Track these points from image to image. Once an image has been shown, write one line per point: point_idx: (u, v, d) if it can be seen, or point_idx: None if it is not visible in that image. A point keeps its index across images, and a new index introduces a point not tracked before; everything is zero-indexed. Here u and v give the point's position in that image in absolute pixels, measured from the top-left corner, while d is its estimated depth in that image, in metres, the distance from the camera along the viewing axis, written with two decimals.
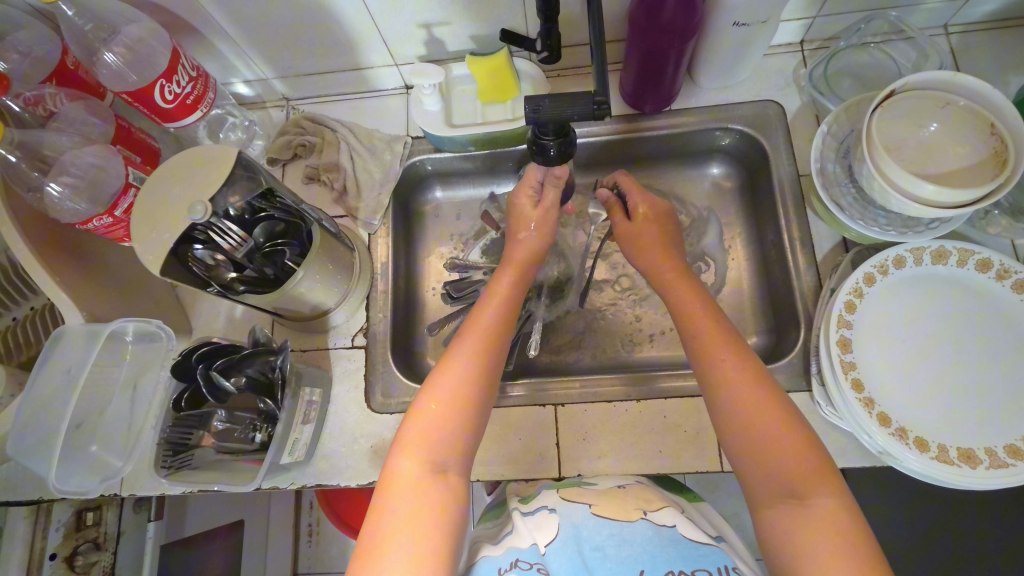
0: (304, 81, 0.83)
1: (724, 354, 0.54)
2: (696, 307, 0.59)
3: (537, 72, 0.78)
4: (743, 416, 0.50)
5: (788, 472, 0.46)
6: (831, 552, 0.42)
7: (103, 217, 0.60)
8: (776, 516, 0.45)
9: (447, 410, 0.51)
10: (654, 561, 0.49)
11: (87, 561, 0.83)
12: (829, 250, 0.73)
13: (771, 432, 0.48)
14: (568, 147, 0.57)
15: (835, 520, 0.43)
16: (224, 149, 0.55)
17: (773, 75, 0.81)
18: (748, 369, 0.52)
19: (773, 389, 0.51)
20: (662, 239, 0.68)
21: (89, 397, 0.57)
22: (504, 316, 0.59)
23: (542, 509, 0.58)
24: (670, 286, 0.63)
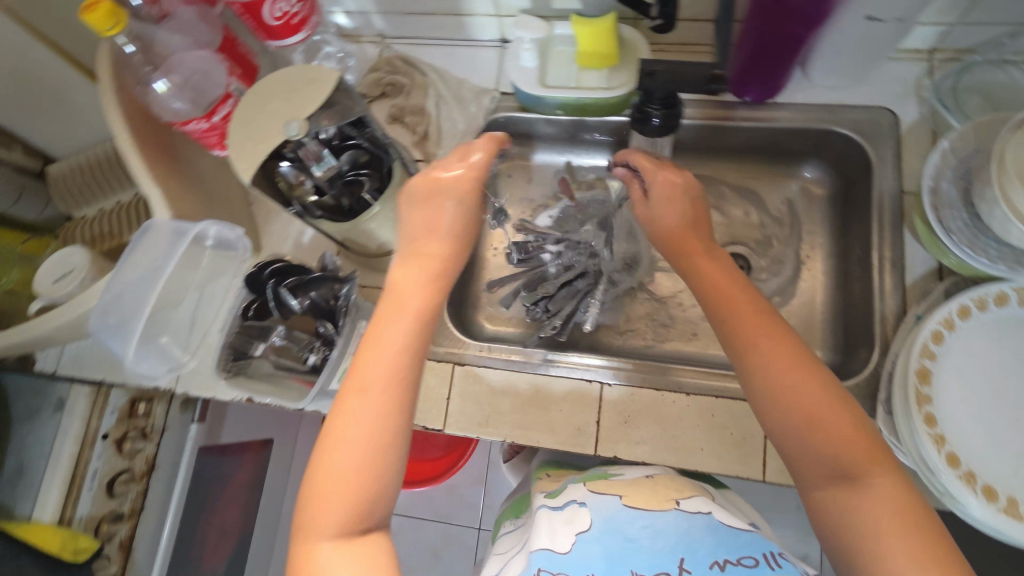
0: (403, 20, 0.83)
1: (759, 337, 0.50)
2: (728, 296, 0.53)
3: (642, 42, 0.74)
4: (787, 404, 0.47)
5: (842, 455, 0.44)
6: (892, 534, 0.41)
7: (201, 121, 0.62)
8: (831, 498, 0.44)
9: (349, 476, 0.43)
10: (694, 553, 0.48)
11: (133, 448, 0.89)
12: (921, 275, 0.68)
13: (819, 417, 0.46)
14: (673, 120, 0.53)
15: (895, 503, 0.42)
16: (328, 71, 0.56)
17: (893, 81, 0.75)
18: (790, 350, 0.49)
19: (819, 371, 0.48)
20: (687, 222, 0.59)
21: (171, 286, 0.60)
22: (407, 351, 0.47)
23: (571, 503, 0.57)
24: (697, 269, 0.56)
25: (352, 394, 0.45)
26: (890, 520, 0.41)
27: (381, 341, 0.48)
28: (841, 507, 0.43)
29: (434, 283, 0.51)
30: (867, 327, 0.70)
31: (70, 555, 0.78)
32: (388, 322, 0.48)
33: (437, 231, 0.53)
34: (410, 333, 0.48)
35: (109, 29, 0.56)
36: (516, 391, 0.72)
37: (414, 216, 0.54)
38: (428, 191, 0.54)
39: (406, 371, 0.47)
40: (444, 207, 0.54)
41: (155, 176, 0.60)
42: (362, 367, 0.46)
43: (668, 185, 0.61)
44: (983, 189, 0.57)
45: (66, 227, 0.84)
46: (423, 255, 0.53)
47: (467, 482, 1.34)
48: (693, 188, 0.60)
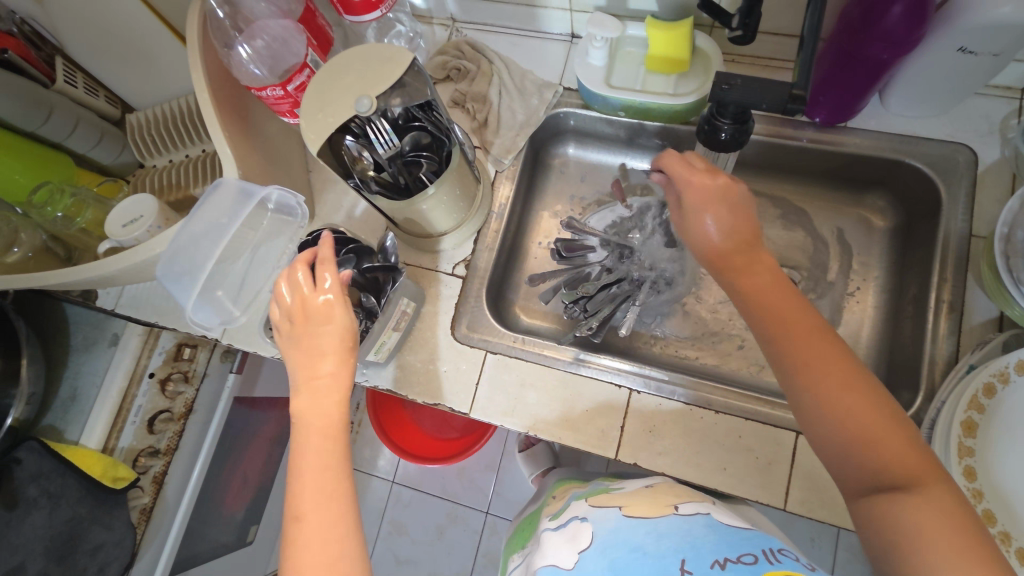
0: (476, 6, 0.83)
1: (812, 352, 0.49)
2: (775, 300, 0.53)
3: (715, 52, 0.73)
4: (835, 407, 0.47)
5: (890, 465, 0.44)
6: (945, 542, 0.40)
7: (276, 89, 0.63)
8: (878, 502, 0.44)
9: None
10: (697, 552, 0.48)
11: (176, 390, 0.94)
12: (979, 324, 0.66)
13: (870, 431, 0.45)
14: (742, 135, 0.52)
15: (948, 509, 0.41)
16: (400, 51, 0.57)
17: (978, 117, 0.71)
18: (843, 365, 0.48)
19: (870, 386, 0.47)
20: (731, 225, 0.56)
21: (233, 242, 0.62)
22: (332, 464, 0.48)
23: (575, 519, 0.59)
24: (739, 273, 0.55)
25: (294, 528, 0.46)
26: (942, 527, 0.40)
27: (303, 471, 0.48)
28: (888, 513, 0.43)
29: (338, 393, 0.51)
30: (913, 369, 0.68)
31: (109, 482, 0.84)
32: (303, 448, 0.49)
33: (321, 351, 0.51)
34: (339, 457, 0.49)
35: None
36: (545, 386, 0.73)
37: (294, 353, 0.52)
38: (302, 314, 0.52)
39: (338, 487, 0.48)
40: (321, 322, 0.51)
41: (230, 135, 0.64)
42: (296, 502, 0.47)
43: (700, 193, 0.57)
44: None
45: (138, 174, 0.89)
46: (316, 377, 0.51)
47: (479, 467, 1.36)
48: (732, 191, 0.57)
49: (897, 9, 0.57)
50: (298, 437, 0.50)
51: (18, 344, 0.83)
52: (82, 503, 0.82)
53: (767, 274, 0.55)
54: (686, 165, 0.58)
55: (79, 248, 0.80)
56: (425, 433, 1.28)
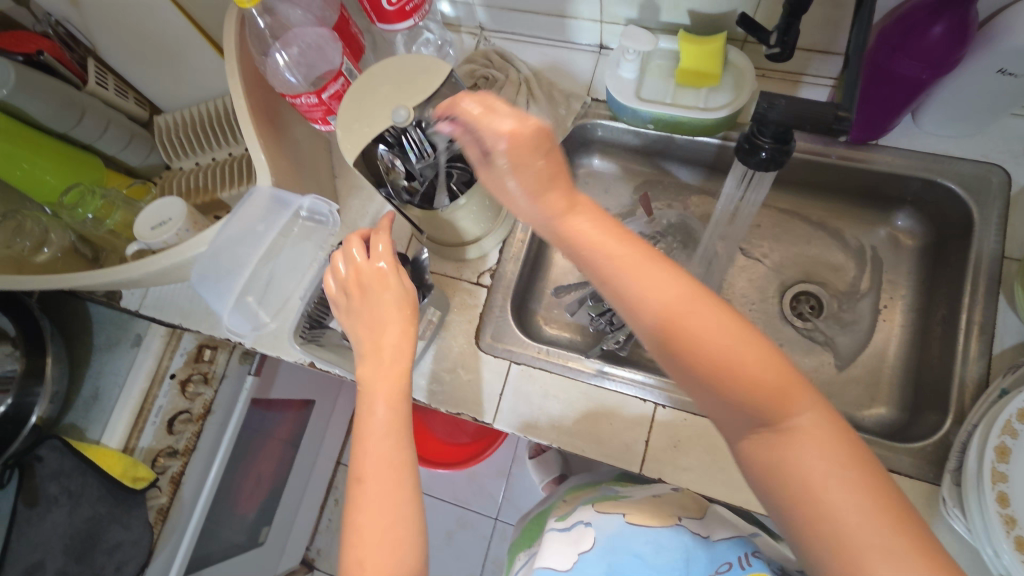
0: (505, 15, 0.83)
1: (671, 296, 0.43)
2: (607, 241, 0.46)
3: (747, 66, 0.73)
4: (694, 356, 0.42)
5: (762, 408, 0.40)
6: (830, 483, 0.38)
7: (311, 97, 0.63)
8: (758, 452, 0.41)
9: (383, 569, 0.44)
10: (688, 564, 0.56)
11: (196, 390, 0.94)
12: (1011, 346, 0.65)
13: (746, 376, 0.40)
14: (781, 156, 0.52)
15: (824, 439, 0.39)
16: (439, 63, 0.57)
17: (1012, 137, 0.71)
18: (701, 302, 0.43)
19: (725, 317, 0.42)
20: (553, 171, 0.49)
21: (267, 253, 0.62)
22: (390, 435, 0.49)
23: (579, 524, 0.66)
24: (564, 226, 0.49)
25: (356, 490, 0.47)
26: (836, 470, 0.38)
27: (367, 439, 0.49)
28: (780, 464, 0.39)
29: (401, 360, 0.52)
30: (942, 391, 0.68)
31: (128, 482, 0.83)
32: (367, 416, 0.50)
33: (383, 322, 0.53)
34: (400, 431, 0.49)
35: (246, 2, 0.55)
36: (568, 397, 0.72)
37: (359, 322, 0.55)
38: (358, 288, 0.55)
39: (399, 457, 0.48)
40: (381, 292, 0.54)
41: (264, 142, 0.64)
42: (359, 464, 0.48)
43: (514, 152, 0.49)
44: None
45: (165, 176, 0.89)
46: (379, 348, 0.53)
47: (490, 473, 1.36)
48: (546, 138, 0.49)
49: (938, 30, 0.58)
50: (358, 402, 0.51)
51: (42, 342, 0.84)
52: (102, 502, 0.82)
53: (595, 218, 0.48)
54: (490, 114, 0.50)
55: (107, 249, 0.81)
56: (435, 436, 1.29)
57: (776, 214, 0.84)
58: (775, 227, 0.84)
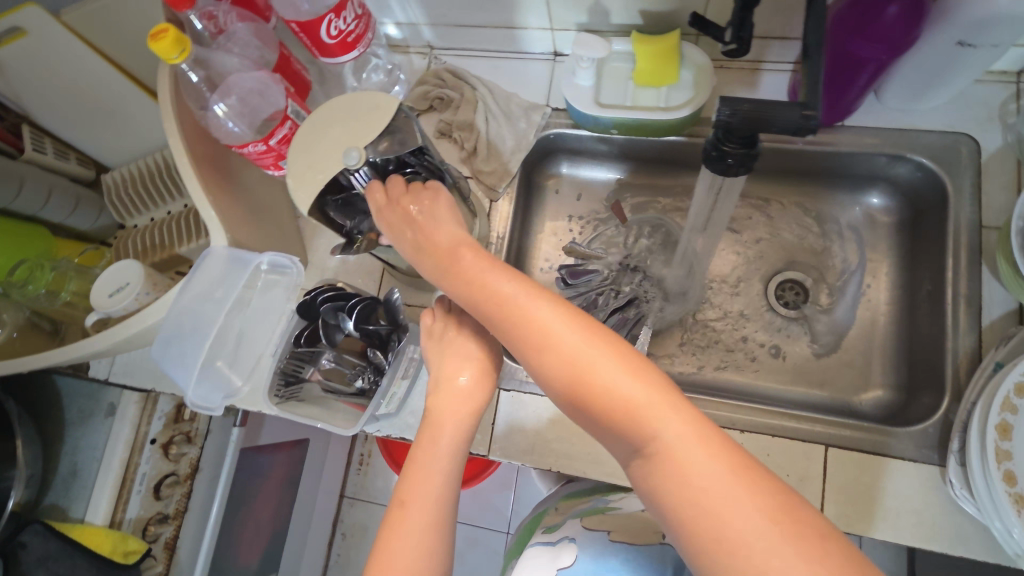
0: (453, 32, 0.81)
1: (535, 323, 0.44)
2: (481, 278, 0.47)
3: (704, 60, 0.72)
4: (563, 381, 0.42)
5: (632, 427, 0.40)
6: (707, 497, 0.36)
7: (258, 144, 0.60)
8: (643, 476, 0.39)
9: None
10: None
11: (180, 451, 0.91)
12: (999, 317, 0.64)
13: (606, 398, 0.41)
14: (750, 160, 0.51)
15: (691, 452, 0.38)
16: (386, 98, 0.54)
17: (973, 104, 0.70)
18: (562, 323, 0.43)
19: (590, 336, 0.43)
20: (445, 216, 0.52)
21: (233, 316, 0.62)
22: (453, 463, 0.49)
23: (564, 538, 0.66)
24: (462, 269, 0.49)
25: (395, 513, 0.46)
26: (712, 485, 0.36)
27: (419, 466, 0.48)
28: (655, 484, 0.38)
29: (472, 404, 0.51)
30: (935, 369, 0.67)
31: (120, 558, 0.80)
32: (428, 445, 0.49)
33: (460, 363, 0.53)
34: (442, 472, 0.48)
35: (175, 57, 0.53)
36: (562, 419, 0.71)
37: (438, 360, 0.54)
38: (449, 331, 0.55)
39: (442, 491, 0.47)
40: (470, 331, 0.54)
41: (213, 198, 0.61)
42: (404, 489, 0.47)
43: (400, 221, 0.52)
44: None
45: (119, 236, 0.85)
46: (454, 382, 0.52)
47: (495, 491, 1.34)
48: (434, 194, 0.54)
49: (892, 10, 0.57)
50: (419, 429, 0.51)
51: (10, 426, 0.80)
52: None
53: (472, 256, 0.49)
54: (384, 195, 0.53)
55: (65, 321, 0.77)
56: None
57: (751, 203, 0.84)
58: (751, 217, 0.83)
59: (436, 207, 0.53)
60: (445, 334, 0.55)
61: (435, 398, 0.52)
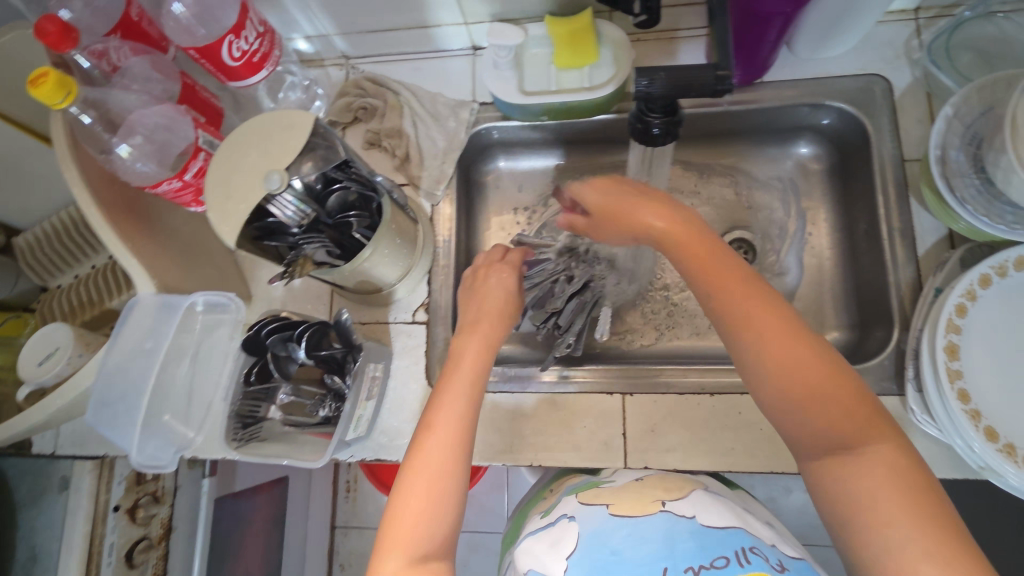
0: (367, 38, 0.79)
1: (749, 311, 0.47)
2: (711, 258, 0.49)
3: (621, 35, 0.72)
4: (782, 365, 0.45)
5: (834, 432, 0.43)
6: (893, 505, 0.40)
7: (172, 181, 0.57)
8: (826, 468, 0.44)
9: (416, 526, 0.44)
10: (674, 560, 0.48)
11: (148, 513, 0.85)
12: (933, 245, 0.67)
13: (821, 396, 0.44)
14: (675, 128, 0.49)
15: (895, 472, 0.41)
16: (302, 113, 0.52)
17: (879, 45, 0.73)
18: (798, 331, 0.46)
19: (823, 348, 0.45)
20: (645, 200, 0.52)
21: (172, 365, 0.58)
22: (470, 392, 0.51)
23: (562, 518, 0.58)
24: (670, 240, 0.51)
25: (422, 435, 0.48)
26: (893, 502, 0.40)
27: (449, 391, 0.50)
28: (839, 482, 0.43)
29: (488, 338, 0.55)
30: (882, 303, 0.69)
31: None
32: (452, 375, 0.52)
33: (483, 304, 0.58)
34: (464, 404, 0.49)
35: (60, 102, 0.50)
36: (536, 413, 0.70)
37: (469, 297, 0.60)
38: (481, 273, 0.61)
39: (466, 421, 0.49)
40: (490, 279, 0.60)
41: (129, 243, 0.57)
42: (432, 414, 0.49)
43: (602, 200, 0.54)
44: (992, 154, 0.54)
45: (43, 299, 0.79)
46: (478, 320, 0.57)
47: (487, 492, 1.32)
48: (659, 195, 0.53)
49: None
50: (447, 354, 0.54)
51: None
52: None
53: (667, 220, 0.51)
54: (590, 186, 0.55)
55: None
56: None
57: (688, 170, 0.85)
58: (690, 183, 0.85)
59: (672, 212, 0.52)
60: (478, 279, 0.61)
61: (461, 332, 0.56)
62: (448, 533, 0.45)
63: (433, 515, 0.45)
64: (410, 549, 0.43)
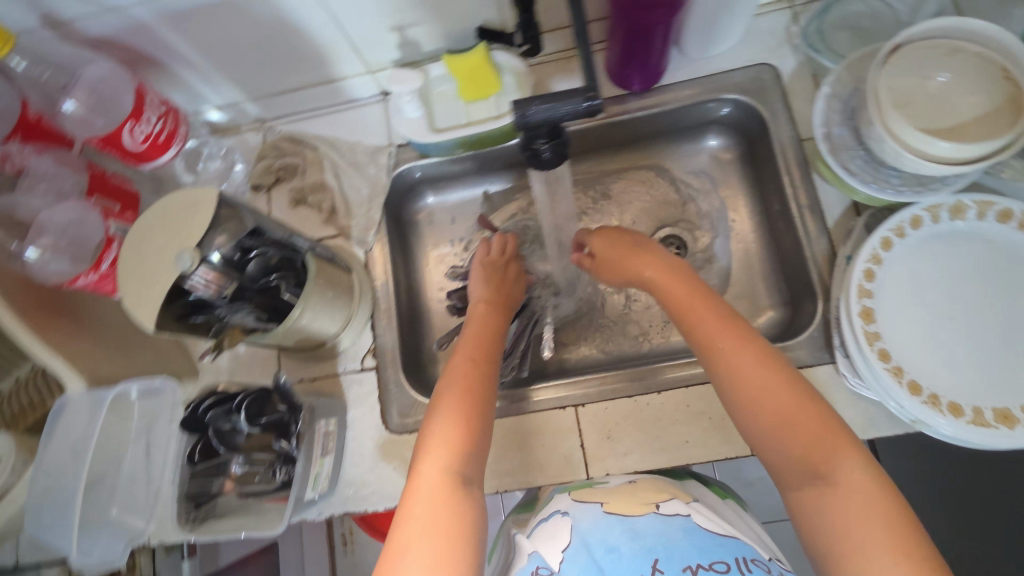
0: (276, 100, 0.80)
1: (720, 341, 0.53)
2: (691, 298, 0.58)
3: (519, 62, 0.73)
4: (754, 392, 0.50)
5: (808, 456, 0.46)
6: (864, 524, 0.42)
7: (89, 274, 0.58)
8: (805, 494, 0.46)
9: (456, 431, 0.50)
10: (670, 555, 0.50)
11: None
12: (841, 215, 0.70)
13: (793, 420, 0.48)
14: (562, 148, 0.52)
15: (866, 493, 0.43)
16: (202, 189, 0.52)
17: (762, 35, 0.76)
18: (766, 360, 0.51)
19: (792, 376, 0.50)
20: (639, 250, 0.66)
21: (105, 460, 0.57)
22: (487, 348, 0.61)
23: (555, 513, 0.59)
24: (658, 279, 0.62)
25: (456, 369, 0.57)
26: (864, 522, 0.42)
27: (468, 340, 0.62)
28: (814, 504, 0.45)
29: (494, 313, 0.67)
30: (805, 276, 0.72)
31: None
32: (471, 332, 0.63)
33: (486, 284, 0.71)
34: (484, 350, 0.60)
35: None
36: (496, 439, 0.71)
37: (481, 277, 0.73)
38: (492, 258, 0.75)
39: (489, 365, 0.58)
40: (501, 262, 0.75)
41: (48, 338, 0.56)
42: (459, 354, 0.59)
43: (608, 244, 0.68)
44: (867, 127, 0.58)
45: None
46: (490, 300, 0.69)
47: None
48: (647, 245, 0.66)
49: None
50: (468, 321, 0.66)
51: None
52: None
53: (658, 268, 0.62)
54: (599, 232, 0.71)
55: None
56: None
57: (609, 179, 0.88)
58: (615, 190, 0.88)
59: (660, 257, 0.64)
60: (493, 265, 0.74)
61: (476, 306, 0.68)
62: (477, 464, 0.50)
63: (466, 423, 0.51)
64: (452, 461, 0.48)
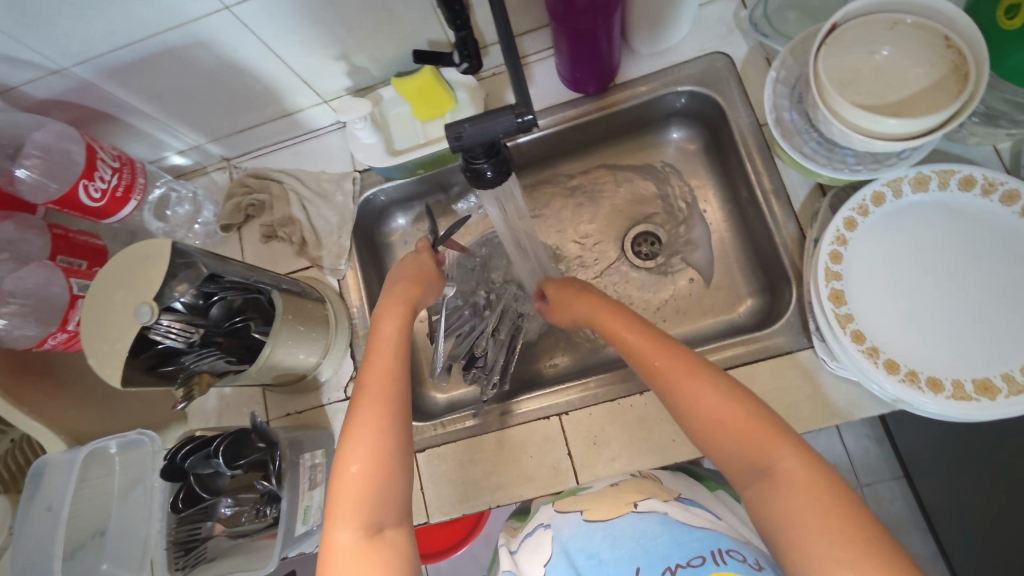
0: (237, 140, 0.81)
1: (657, 360, 0.52)
2: (624, 326, 0.56)
3: (469, 79, 0.74)
4: (694, 406, 0.48)
5: (751, 463, 0.44)
6: (819, 525, 0.39)
7: (58, 333, 0.62)
8: (755, 498, 0.43)
9: (367, 478, 0.47)
10: (650, 556, 0.46)
11: None
12: (806, 197, 0.69)
13: (731, 427, 0.46)
14: (503, 165, 0.53)
15: (802, 484, 0.41)
16: (157, 243, 0.52)
17: (711, 24, 0.76)
18: (699, 372, 0.49)
19: (724, 384, 0.48)
20: (584, 289, 0.65)
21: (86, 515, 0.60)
22: (393, 354, 0.56)
23: (539, 527, 0.56)
24: (595, 311, 0.61)
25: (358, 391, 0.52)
26: (811, 522, 0.40)
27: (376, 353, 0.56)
28: (768, 512, 0.42)
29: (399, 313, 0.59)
30: (779, 262, 0.71)
31: None
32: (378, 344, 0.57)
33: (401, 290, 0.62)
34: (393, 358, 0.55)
35: None
36: (484, 454, 0.71)
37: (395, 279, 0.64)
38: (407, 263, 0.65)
39: (399, 380, 0.53)
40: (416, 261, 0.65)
41: (27, 409, 0.60)
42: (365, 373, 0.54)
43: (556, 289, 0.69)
44: (815, 109, 0.57)
45: None
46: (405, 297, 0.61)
47: None
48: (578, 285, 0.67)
49: None
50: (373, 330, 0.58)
51: None
52: None
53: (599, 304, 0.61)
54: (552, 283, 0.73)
55: None
56: None
57: (576, 183, 0.88)
58: (586, 194, 0.88)
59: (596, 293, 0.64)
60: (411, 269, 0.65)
61: (380, 310, 0.60)
62: (395, 507, 0.47)
63: (378, 459, 0.48)
64: (358, 517, 0.45)
